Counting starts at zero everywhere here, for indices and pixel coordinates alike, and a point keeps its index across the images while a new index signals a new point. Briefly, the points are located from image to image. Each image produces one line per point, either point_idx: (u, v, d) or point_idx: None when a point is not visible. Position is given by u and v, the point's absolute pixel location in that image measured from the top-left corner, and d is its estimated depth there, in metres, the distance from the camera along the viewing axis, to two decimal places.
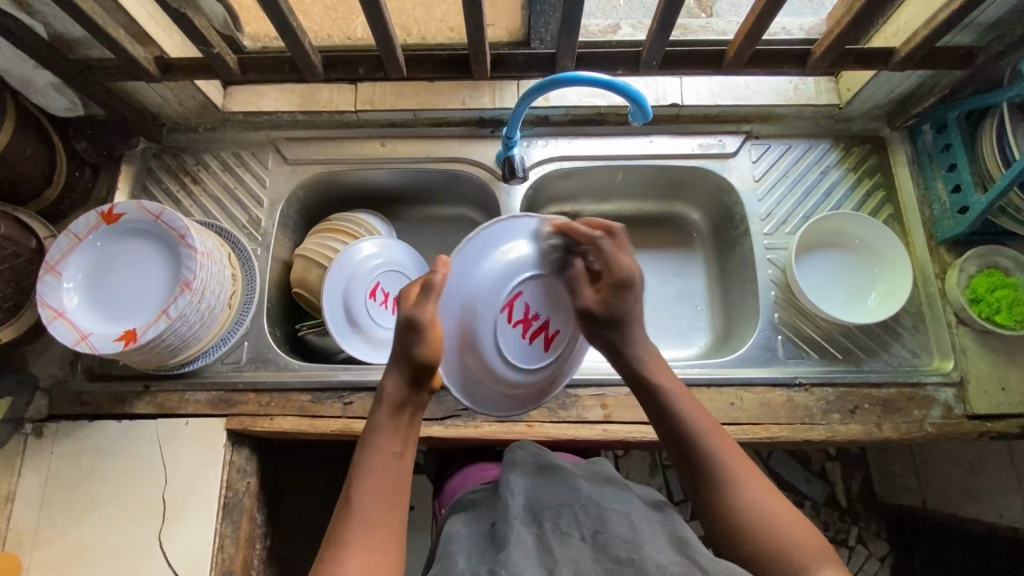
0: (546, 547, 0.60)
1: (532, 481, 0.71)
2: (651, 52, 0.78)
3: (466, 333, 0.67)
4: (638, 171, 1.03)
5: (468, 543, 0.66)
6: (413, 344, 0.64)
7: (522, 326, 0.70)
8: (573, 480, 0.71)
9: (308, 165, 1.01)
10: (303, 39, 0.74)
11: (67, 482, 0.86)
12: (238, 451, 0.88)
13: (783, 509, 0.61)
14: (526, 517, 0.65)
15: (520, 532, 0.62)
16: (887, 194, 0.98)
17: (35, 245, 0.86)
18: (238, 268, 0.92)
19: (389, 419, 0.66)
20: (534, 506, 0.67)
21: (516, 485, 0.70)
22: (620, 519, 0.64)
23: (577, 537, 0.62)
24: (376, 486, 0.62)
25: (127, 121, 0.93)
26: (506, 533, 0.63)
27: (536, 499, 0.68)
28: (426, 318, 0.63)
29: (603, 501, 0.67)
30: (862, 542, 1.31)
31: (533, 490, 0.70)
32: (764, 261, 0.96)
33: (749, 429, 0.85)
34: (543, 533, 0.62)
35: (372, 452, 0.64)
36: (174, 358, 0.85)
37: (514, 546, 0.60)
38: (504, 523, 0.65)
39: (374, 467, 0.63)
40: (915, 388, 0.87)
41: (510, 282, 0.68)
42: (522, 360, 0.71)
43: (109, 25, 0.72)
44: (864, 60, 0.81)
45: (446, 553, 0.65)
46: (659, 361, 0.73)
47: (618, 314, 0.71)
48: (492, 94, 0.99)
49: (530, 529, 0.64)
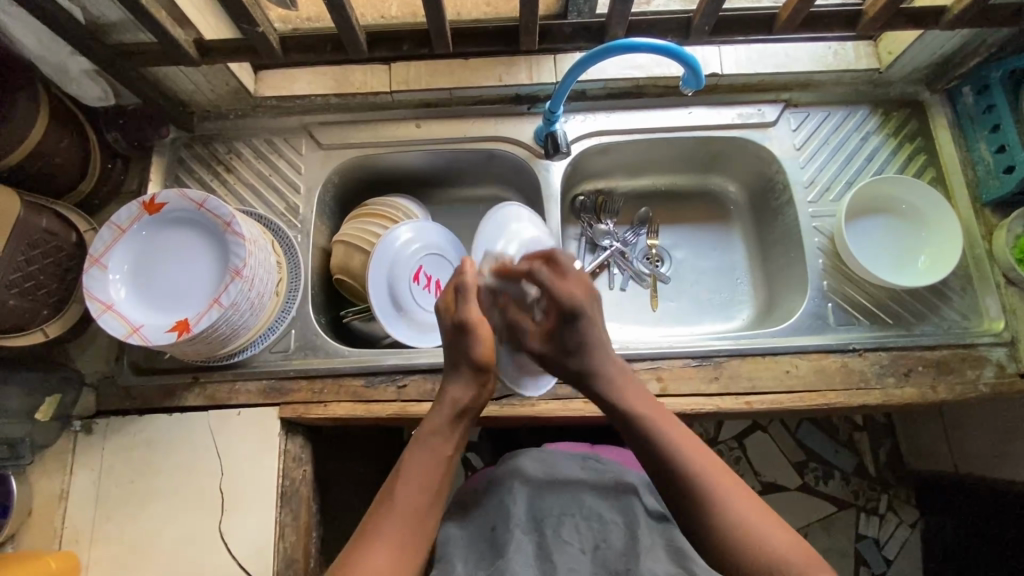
0: (547, 556, 0.65)
1: (532, 484, 0.74)
2: (704, 17, 0.77)
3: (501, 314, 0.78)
4: (676, 143, 1.02)
5: (465, 542, 0.70)
6: (469, 345, 0.71)
7: None
8: (576, 485, 0.74)
9: (343, 149, 0.99)
10: (350, 15, 0.73)
11: (121, 477, 0.85)
12: (292, 439, 0.88)
13: (764, 520, 0.61)
14: (528, 525, 0.69)
15: (520, 540, 0.67)
16: (929, 158, 0.97)
17: (76, 239, 0.85)
18: (281, 255, 0.91)
19: (445, 424, 0.69)
20: (535, 514, 0.70)
21: (516, 493, 0.72)
22: (621, 531, 0.68)
23: (577, 547, 0.67)
24: (418, 483, 0.64)
25: (160, 109, 0.91)
26: (506, 542, 0.66)
27: (537, 505, 0.71)
28: (473, 318, 0.71)
29: (604, 507, 0.71)
30: (892, 510, 1.32)
31: (533, 493, 0.73)
32: (810, 229, 0.95)
33: (806, 396, 0.85)
34: (544, 543, 0.67)
35: (424, 451, 0.67)
36: (224, 348, 0.84)
37: (513, 555, 0.64)
38: (504, 531, 0.68)
39: (425, 466, 0.66)
40: (967, 349, 0.88)
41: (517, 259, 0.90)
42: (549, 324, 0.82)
43: (153, 6, 0.70)
44: (914, 20, 0.80)
45: (447, 555, 0.68)
46: (628, 377, 0.73)
47: (570, 346, 0.73)
48: (529, 69, 0.97)
49: (531, 537, 0.68)
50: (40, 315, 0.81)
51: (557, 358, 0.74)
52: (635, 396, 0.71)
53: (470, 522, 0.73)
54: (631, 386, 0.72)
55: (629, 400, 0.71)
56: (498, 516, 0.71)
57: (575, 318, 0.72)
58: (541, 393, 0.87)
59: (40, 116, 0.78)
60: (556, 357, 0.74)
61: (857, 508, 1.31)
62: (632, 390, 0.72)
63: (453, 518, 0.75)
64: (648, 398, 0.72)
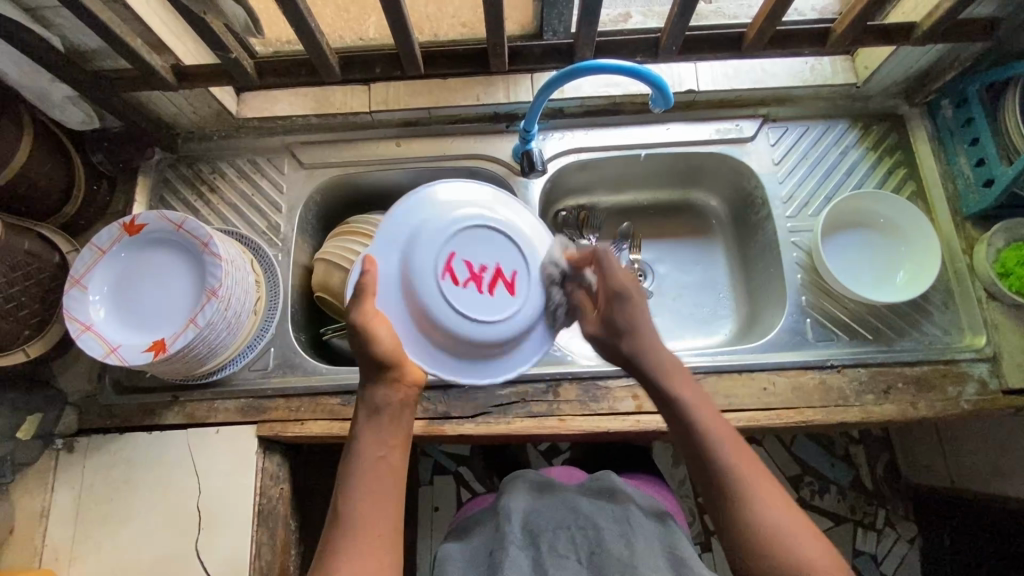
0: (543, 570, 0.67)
1: (529, 500, 0.76)
2: (671, 37, 0.79)
3: (419, 308, 0.72)
4: (656, 159, 1.02)
5: (465, 565, 0.71)
6: (366, 348, 0.65)
7: (473, 281, 0.74)
8: (571, 500, 0.75)
9: (324, 168, 1.01)
10: (320, 39, 0.74)
11: (101, 495, 0.86)
12: (270, 457, 0.88)
13: (799, 528, 0.58)
14: (525, 539, 0.70)
15: (516, 556, 0.68)
16: (908, 171, 0.97)
17: (58, 260, 0.86)
18: (260, 274, 0.92)
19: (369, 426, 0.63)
20: (530, 527, 0.72)
21: (514, 509, 0.74)
22: (615, 536, 0.69)
23: (573, 559, 0.68)
24: (365, 490, 0.60)
25: (143, 132, 0.93)
26: (502, 558, 0.67)
27: (532, 519, 0.73)
28: (360, 318, 0.66)
29: (600, 517, 0.72)
30: (890, 525, 1.29)
31: (529, 507, 0.75)
32: (788, 244, 0.95)
33: (783, 414, 0.84)
34: (539, 555, 0.68)
35: (362, 455, 0.62)
36: (202, 366, 0.85)
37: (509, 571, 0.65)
38: (500, 548, 0.69)
39: (371, 468, 0.61)
40: (948, 365, 0.87)
41: (443, 240, 0.73)
42: (488, 314, 0.74)
43: (127, 35, 0.72)
44: (884, 36, 0.81)
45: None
46: (677, 368, 0.68)
47: (621, 327, 0.71)
48: (506, 88, 0.98)
49: (527, 552, 0.69)
50: (21, 335, 0.82)
51: (608, 341, 0.72)
52: (680, 378, 0.67)
53: (471, 548, 0.74)
54: (683, 378, 0.67)
55: (675, 385, 0.67)
56: (496, 537, 0.72)
57: (626, 299, 0.71)
58: (517, 411, 0.87)
59: (24, 140, 0.80)
60: (609, 341, 0.72)
61: (855, 523, 1.29)
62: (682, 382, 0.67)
63: (455, 544, 0.76)
64: (702, 395, 0.67)
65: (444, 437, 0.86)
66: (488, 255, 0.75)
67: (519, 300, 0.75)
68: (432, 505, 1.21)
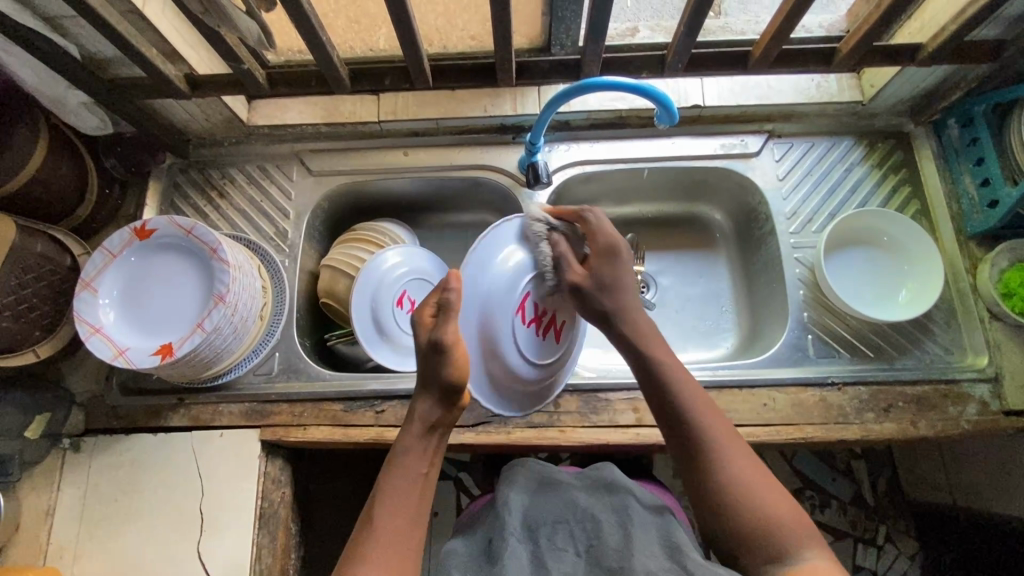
0: (542, 564, 0.66)
1: (529, 493, 0.76)
2: (677, 55, 0.79)
3: (487, 338, 0.74)
4: (661, 172, 1.03)
5: (466, 555, 0.71)
6: (442, 368, 0.67)
7: (535, 324, 0.78)
8: (570, 495, 0.75)
9: (332, 175, 1.02)
10: (331, 52, 0.75)
11: (106, 495, 0.87)
12: (272, 461, 0.89)
13: (760, 478, 0.63)
14: (524, 534, 0.70)
15: (516, 548, 0.67)
16: (913, 190, 0.97)
17: (70, 262, 0.87)
18: (267, 280, 0.93)
19: (417, 439, 0.68)
20: (530, 521, 0.71)
21: (513, 501, 0.74)
22: (614, 531, 0.68)
23: (572, 550, 0.67)
24: (400, 501, 0.63)
25: (155, 138, 0.95)
26: (502, 549, 0.67)
27: (532, 513, 0.72)
28: (451, 337, 0.67)
29: (600, 511, 0.72)
30: (891, 541, 1.29)
31: (529, 501, 0.75)
32: (791, 260, 0.95)
33: (783, 430, 0.85)
34: (538, 550, 0.68)
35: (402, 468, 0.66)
36: (208, 370, 0.86)
37: (508, 562, 0.65)
38: (499, 541, 0.69)
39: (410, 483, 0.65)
40: (949, 385, 0.87)
41: (523, 283, 0.76)
42: (539, 356, 0.79)
43: (143, 46, 0.73)
44: (890, 56, 0.81)
45: (446, 570, 0.69)
46: (650, 331, 0.75)
47: (606, 282, 0.75)
48: (514, 100, 0.99)
49: (526, 546, 0.69)
50: (32, 336, 0.84)
51: (590, 294, 0.75)
52: (652, 339, 0.74)
53: (475, 540, 0.74)
54: (653, 338, 0.74)
55: (646, 345, 0.73)
56: (495, 529, 0.72)
57: (614, 252, 0.76)
58: (518, 421, 0.87)
59: (39, 145, 0.82)
60: (592, 292, 0.75)
61: (855, 538, 1.28)
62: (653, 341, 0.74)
63: (458, 539, 0.75)
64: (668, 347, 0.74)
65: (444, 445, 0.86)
66: (553, 300, 0.79)
67: (561, 348, 0.82)
68: (432, 510, 1.21)
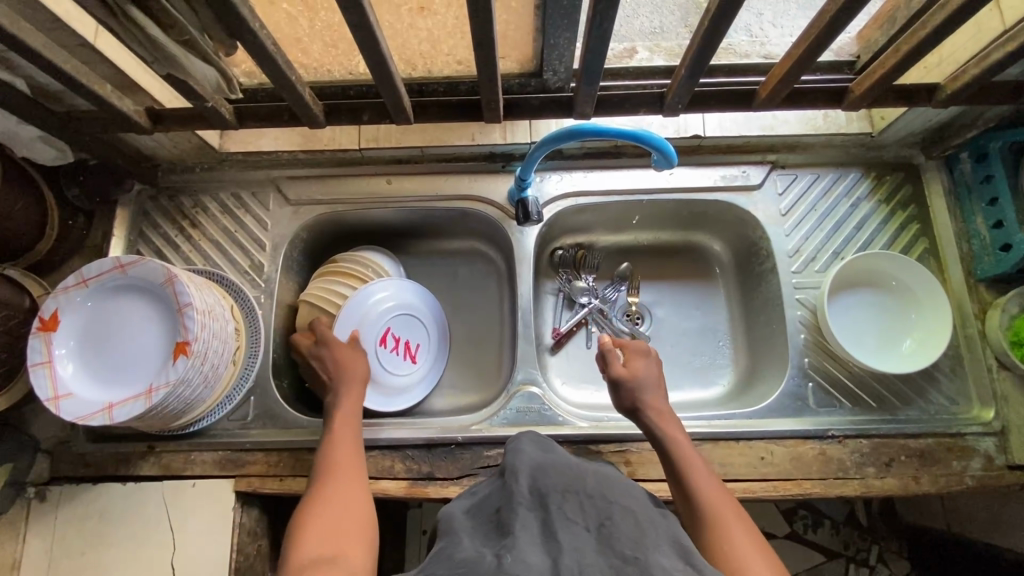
0: (550, 534, 0.51)
1: (538, 459, 0.62)
2: (676, 95, 0.74)
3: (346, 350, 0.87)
4: (659, 204, 0.98)
5: (470, 523, 0.57)
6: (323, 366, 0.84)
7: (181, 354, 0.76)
8: (584, 466, 0.60)
9: (311, 205, 0.96)
10: (301, 88, 0.70)
11: (72, 548, 0.83)
12: (247, 511, 0.86)
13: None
14: (533, 500, 0.56)
15: (527, 517, 0.53)
16: (922, 227, 0.92)
17: (29, 304, 0.82)
18: (241, 321, 0.88)
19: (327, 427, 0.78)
20: (536, 486, 0.57)
21: (520, 466, 0.60)
22: (625, 515, 0.54)
23: (580, 525, 0.52)
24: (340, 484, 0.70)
25: (120, 168, 0.89)
26: (512, 518, 0.53)
27: (540, 477, 0.58)
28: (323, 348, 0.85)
29: (612, 491, 0.56)
30: (882, 562, 1.26)
31: (539, 464, 0.61)
32: (793, 302, 0.91)
33: (780, 485, 0.81)
34: (548, 517, 0.53)
35: (328, 474, 0.71)
36: (179, 420, 0.82)
37: (518, 533, 0.51)
38: (508, 510, 0.55)
39: (332, 484, 0.70)
40: (954, 439, 0.83)
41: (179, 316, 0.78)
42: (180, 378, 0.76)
43: (96, 83, 0.67)
44: (905, 96, 0.76)
45: (450, 535, 0.56)
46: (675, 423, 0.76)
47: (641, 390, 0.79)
48: (503, 128, 0.95)
49: (536, 513, 0.54)
50: None
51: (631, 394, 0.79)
52: (675, 434, 0.74)
53: (477, 507, 0.60)
54: (678, 431, 0.75)
55: (670, 439, 0.74)
56: (503, 496, 0.58)
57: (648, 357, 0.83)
58: None
59: None
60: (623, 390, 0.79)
61: (847, 559, 1.26)
62: (673, 424, 0.76)
63: (460, 507, 0.61)
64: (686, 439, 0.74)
65: (427, 499, 0.83)
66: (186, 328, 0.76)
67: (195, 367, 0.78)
68: (421, 528, 1.21)
